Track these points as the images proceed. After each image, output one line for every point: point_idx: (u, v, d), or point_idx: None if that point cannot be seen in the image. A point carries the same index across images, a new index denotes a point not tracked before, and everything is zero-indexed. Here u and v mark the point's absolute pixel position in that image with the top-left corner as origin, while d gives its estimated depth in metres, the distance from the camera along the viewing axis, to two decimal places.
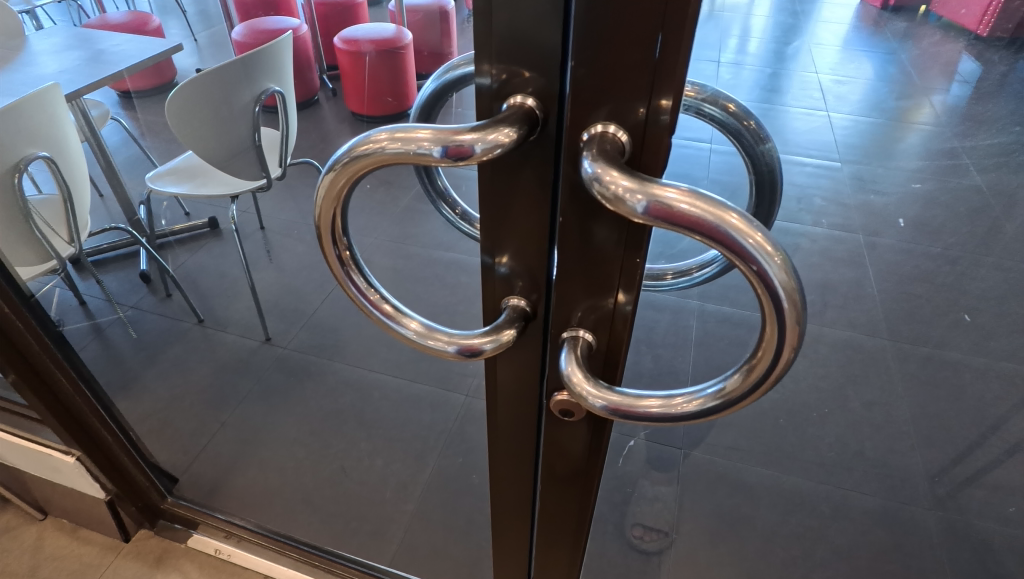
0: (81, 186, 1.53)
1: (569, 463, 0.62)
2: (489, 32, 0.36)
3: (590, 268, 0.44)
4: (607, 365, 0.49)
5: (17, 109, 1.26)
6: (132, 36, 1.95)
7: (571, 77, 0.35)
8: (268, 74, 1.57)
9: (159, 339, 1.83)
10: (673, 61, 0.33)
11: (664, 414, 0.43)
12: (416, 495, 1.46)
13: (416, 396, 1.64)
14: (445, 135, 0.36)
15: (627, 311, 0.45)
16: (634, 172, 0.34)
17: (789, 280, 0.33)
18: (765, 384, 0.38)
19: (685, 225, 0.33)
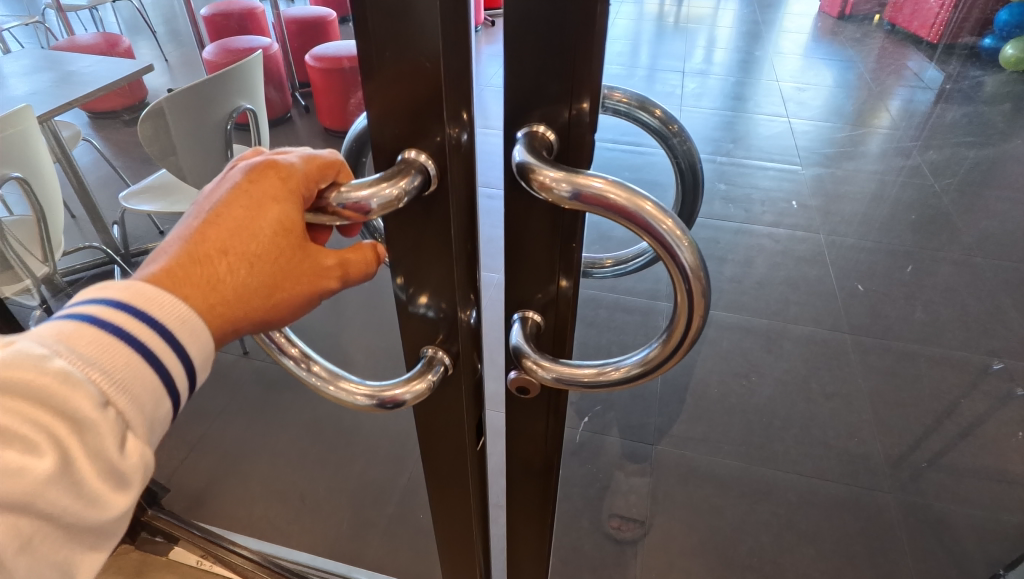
0: (56, 208, 1.53)
1: (534, 447, 0.66)
2: (384, 81, 0.40)
3: (536, 255, 0.49)
4: (556, 342, 0.54)
5: None
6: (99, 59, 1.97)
7: (505, 91, 0.40)
8: (239, 91, 1.59)
9: None
10: (588, 67, 0.38)
11: (596, 380, 0.48)
12: (397, 499, 1.48)
13: None
14: (345, 193, 0.39)
15: (570, 294, 0.51)
16: (558, 163, 0.39)
17: (695, 261, 0.38)
18: (682, 349, 0.43)
19: (609, 210, 0.38)
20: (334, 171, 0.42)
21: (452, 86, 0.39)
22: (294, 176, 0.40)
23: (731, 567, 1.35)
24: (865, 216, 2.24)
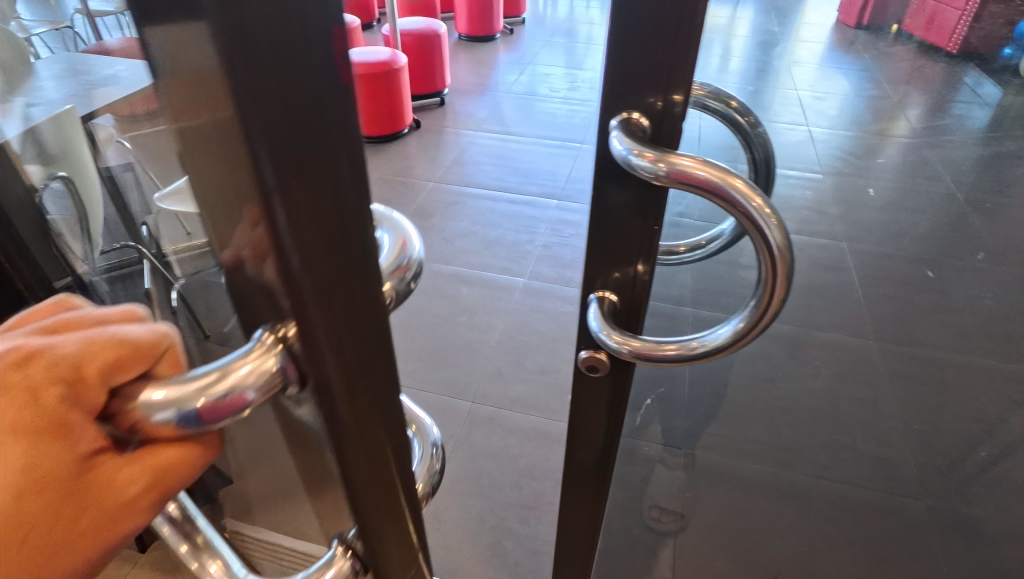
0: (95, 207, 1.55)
1: (596, 423, 0.70)
2: (217, 191, 0.24)
3: (621, 241, 0.53)
4: (631, 320, 0.59)
5: None
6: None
7: (606, 82, 0.45)
8: None
9: None
10: (683, 60, 0.43)
11: (681, 355, 0.55)
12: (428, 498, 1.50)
13: (424, 404, 1.72)
14: (184, 392, 0.25)
15: (646, 278, 0.56)
16: (656, 148, 0.45)
17: (782, 238, 0.45)
18: (766, 319, 0.50)
19: (701, 186, 0.45)
20: (150, 351, 0.26)
21: (339, 217, 0.24)
22: (65, 370, 0.24)
23: (762, 571, 1.35)
24: (885, 225, 2.25)
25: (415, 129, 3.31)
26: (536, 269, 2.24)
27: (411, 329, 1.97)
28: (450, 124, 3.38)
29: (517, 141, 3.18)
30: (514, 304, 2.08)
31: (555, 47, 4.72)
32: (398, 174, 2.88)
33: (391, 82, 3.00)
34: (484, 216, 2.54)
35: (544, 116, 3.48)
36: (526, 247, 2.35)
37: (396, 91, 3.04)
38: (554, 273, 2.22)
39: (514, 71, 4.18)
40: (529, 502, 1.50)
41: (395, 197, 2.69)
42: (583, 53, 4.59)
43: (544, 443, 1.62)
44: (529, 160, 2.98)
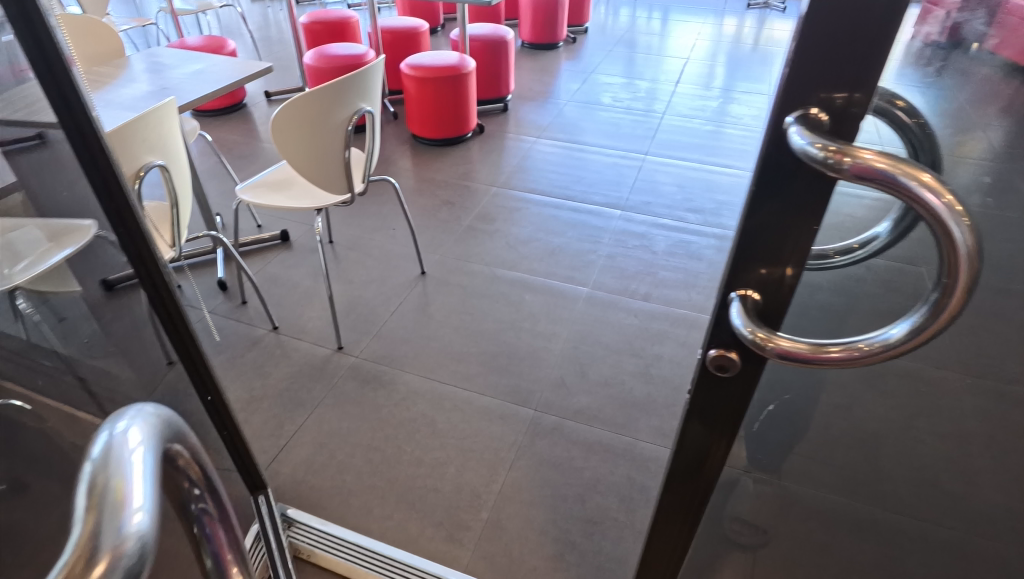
0: (186, 196, 1.59)
1: (721, 420, 0.75)
2: None
3: (776, 240, 0.55)
4: (775, 319, 0.59)
5: (140, 121, 1.32)
6: (186, 56, 2.17)
7: (786, 82, 0.48)
8: (360, 94, 1.60)
9: (237, 343, 1.96)
10: (871, 61, 0.45)
11: (845, 358, 0.52)
12: (490, 505, 1.48)
13: (486, 408, 1.72)
14: None
15: (792, 280, 0.57)
16: (840, 142, 0.46)
17: (973, 239, 0.43)
18: (943, 323, 0.47)
19: (882, 182, 0.44)
20: None
21: None
22: None
23: None
24: None
25: (477, 134, 3.31)
26: (599, 280, 2.21)
27: (474, 334, 1.97)
28: (513, 130, 3.38)
29: (582, 149, 3.16)
30: (576, 314, 2.05)
31: (618, 58, 4.67)
32: (460, 178, 2.89)
33: (458, 86, 3.02)
34: (547, 223, 2.53)
35: (608, 126, 3.44)
36: (589, 257, 2.32)
37: (462, 95, 3.05)
38: (618, 284, 2.19)
39: (575, 80, 4.16)
40: (592, 517, 1.46)
41: (458, 200, 2.69)
42: (646, 64, 4.54)
43: (608, 457, 1.59)
44: (593, 170, 2.95)
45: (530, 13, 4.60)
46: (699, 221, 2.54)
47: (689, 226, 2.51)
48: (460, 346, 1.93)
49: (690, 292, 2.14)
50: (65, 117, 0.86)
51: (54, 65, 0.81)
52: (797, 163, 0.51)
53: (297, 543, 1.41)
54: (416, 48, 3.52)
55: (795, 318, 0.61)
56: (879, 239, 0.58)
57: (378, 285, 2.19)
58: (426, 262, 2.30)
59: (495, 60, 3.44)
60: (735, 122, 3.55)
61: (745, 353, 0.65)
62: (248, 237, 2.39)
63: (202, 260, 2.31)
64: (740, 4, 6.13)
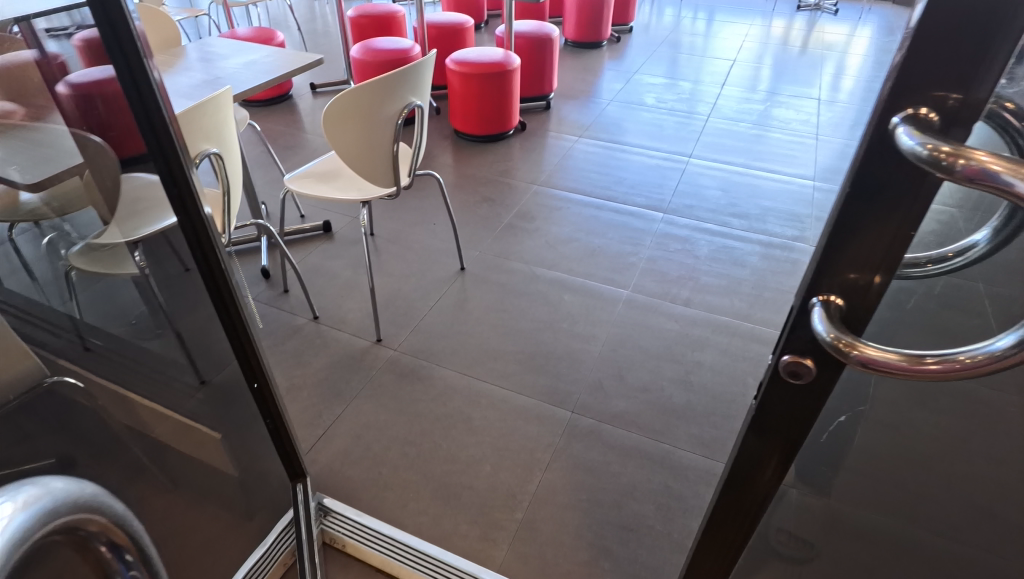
0: (237, 184, 1.61)
1: (786, 427, 0.74)
2: None
3: (868, 243, 0.54)
4: (859, 326, 0.58)
5: (198, 109, 1.35)
6: (240, 47, 2.20)
7: (893, 82, 0.47)
8: (411, 89, 1.61)
9: (277, 331, 1.99)
10: (991, 58, 0.43)
11: (943, 372, 0.49)
12: (524, 506, 1.47)
13: (523, 408, 1.71)
14: None
15: (880, 287, 0.56)
16: (953, 143, 0.44)
17: None
18: None
19: (995, 183, 0.41)
20: None
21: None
22: None
23: None
24: None
25: (519, 132, 3.30)
26: (640, 282, 2.17)
27: (512, 332, 1.96)
28: (555, 128, 3.36)
29: (624, 149, 3.12)
30: (616, 316, 2.02)
31: (661, 59, 4.61)
32: (501, 175, 2.88)
33: (502, 82, 3.01)
34: (588, 224, 2.50)
35: (651, 127, 3.39)
36: (630, 259, 2.29)
37: (506, 91, 3.04)
38: (659, 287, 2.15)
39: (618, 79, 4.12)
40: (627, 524, 1.44)
41: (498, 197, 2.69)
42: (691, 65, 4.46)
43: (645, 464, 1.56)
44: (635, 171, 2.91)
45: (575, 10, 4.56)
46: (744, 227, 2.49)
47: (732, 232, 2.45)
48: (498, 344, 1.92)
49: (733, 299, 2.09)
50: (138, 108, 0.90)
51: (128, 53, 0.85)
52: (899, 164, 0.49)
53: (331, 532, 1.41)
54: (461, 44, 3.53)
55: (880, 327, 0.59)
56: (977, 247, 0.54)
57: (417, 279, 2.20)
58: (465, 259, 2.29)
59: (539, 58, 3.42)
60: (782, 126, 3.47)
61: (821, 360, 0.64)
62: (291, 227, 2.42)
63: (247, 247, 2.35)
64: (788, 6, 5.98)
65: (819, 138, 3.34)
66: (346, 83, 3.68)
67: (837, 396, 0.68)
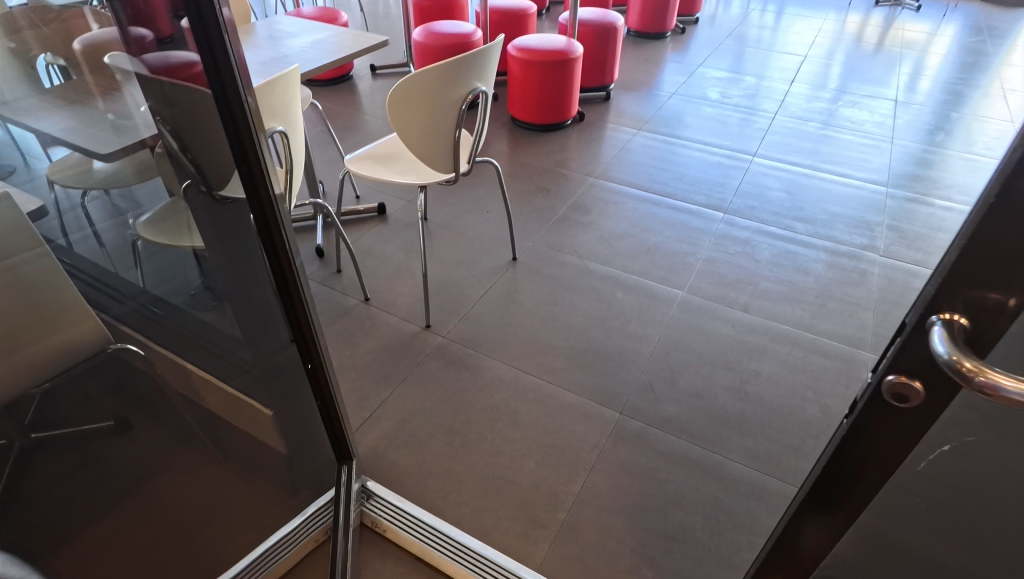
0: (299, 163, 1.62)
1: (870, 458, 0.69)
2: None
3: (1007, 258, 0.51)
4: (984, 349, 0.55)
5: (269, 87, 1.35)
6: (306, 26, 2.22)
7: None
8: (478, 74, 1.58)
9: (329, 310, 2.00)
10: None
11: None
12: (567, 506, 1.44)
13: (570, 405, 1.67)
14: None
15: (1015, 310, 0.52)
16: None
17: None
18: None
19: None
20: None
21: None
22: None
23: None
24: None
25: (577, 122, 3.24)
26: (696, 284, 2.10)
27: (562, 327, 1.93)
28: (614, 120, 3.28)
29: (685, 145, 3.03)
30: (670, 317, 1.96)
31: (726, 52, 4.45)
32: (556, 165, 2.83)
33: (564, 70, 2.95)
34: (644, 220, 2.43)
35: (714, 122, 3.28)
36: (687, 259, 2.22)
37: (567, 80, 2.98)
38: (716, 290, 2.08)
39: (681, 72, 4.00)
40: (672, 534, 1.39)
41: (553, 188, 2.64)
42: (757, 59, 4.30)
43: (694, 473, 1.51)
44: (695, 167, 2.82)
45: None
46: (810, 231, 2.38)
47: (796, 236, 2.35)
48: (547, 338, 1.89)
49: (794, 307, 2.00)
50: (216, 82, 0.90)
51: (209, 25, 0.85)
52: None
53: (372, 515, 1.43)
54: (522, 30, 3.48)
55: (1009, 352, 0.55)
56: None
57: (468, 267, 2.18)
58: (518, 249, 2.26)
59: (601, 47, 3.35)
60: (854, 127, 3.31)
61: (931, 384, 0.60)
62: (346, 208, 2.44)
63: (302, 226, 2.38)
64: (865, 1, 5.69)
65: (894, 141, 3.17)
66: (406, 66, 3.68)
67: (943, 425, 0.63)
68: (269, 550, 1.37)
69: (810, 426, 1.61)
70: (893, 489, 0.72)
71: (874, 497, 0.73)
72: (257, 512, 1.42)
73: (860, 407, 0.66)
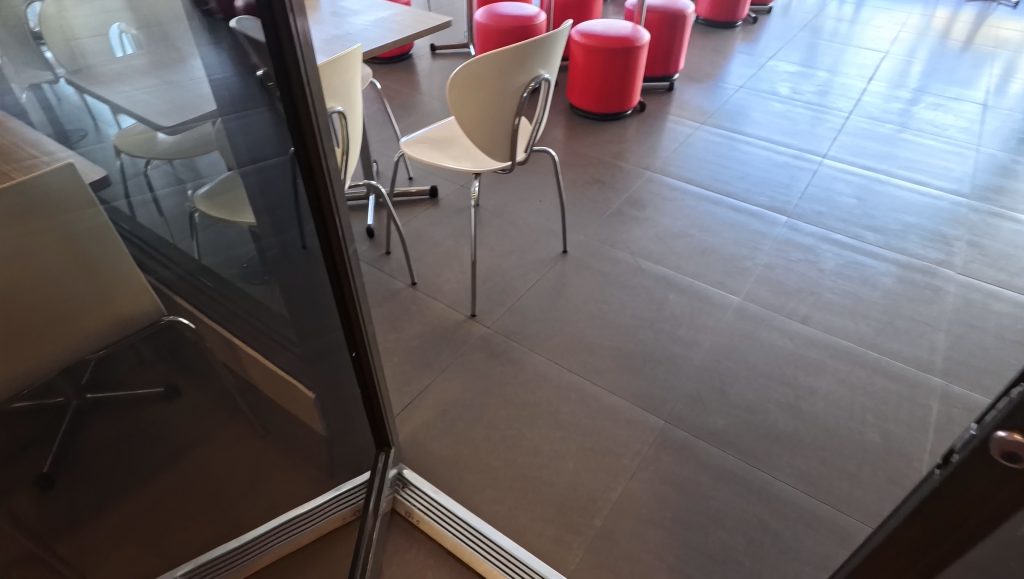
0: (354, 145, 1.59)
1: (959, 516, 0.63)
2: None
3: None
4: None
5: (330, 65, 1.32)
6: (370, 3, 2.19)
7: None
8: (542, 62, 1.52)
9: (376, 291, 2.00)
10: None
11: None
12: (604, 513, 1.40)
13: (613, 408, 1.63)
14: None
15: None
16: None
17: None
18: None
19: None
20: None
21: None
22: None
23: None
24: None
25: (638, 113, 3.14)
26: (754, 291, 2.01)
27: (610, 326, 1.87)
28: (676, 112, 3.16)
29: (750, 141, 2.90)
30: (724, 323, 1.88)
31: (799, 45, 4.23)
32: (614, 157, 2.75)
33: (628, 58, 2.85)
34: (703, 219, 2.34)
35: (782, 119, 3.12)
36: (745, 263, 2.12)
37: (631, 69, 2.88)
38: (775, 298, 1.98)
39: (749, 64, 3.83)
40: (713, 553, 1.34)
41: (609, 180, 2.57)
42: (832, 54, 4.07)
43: (739, 492, 1.44)
44: (759, 166, 2.69)
45: None
46: (880, 242, 2.24)
47: (865, 246, 2.22)
48: (594, 336, 1.84)
49: (859, 322, 1.89)
50: (278, 63, 0.89)
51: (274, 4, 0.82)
52: None
53: (406, 504, 1.42)
54: (587, 14, 3.38)
55: None
56: None
57: (517, 257, 2.15)
58: (569, 242, 2.21)
59: (668, 35, 3.22)
60: (935, 131, 3.09)
61: None
62: (399, 189, 2.43)
63: (354, 205, 2.38)
64: None
65: (979, 148, 2.95)
66: (466, 47, 3.64)
67: None
68: (301, 518, 1.43)
69: (869, 452, 1.52)
70: (982, 553, 0.65)
71: (958, 557, 0.66)
72: (291, 492, 1.45)
73: (957, 461, 0.60)
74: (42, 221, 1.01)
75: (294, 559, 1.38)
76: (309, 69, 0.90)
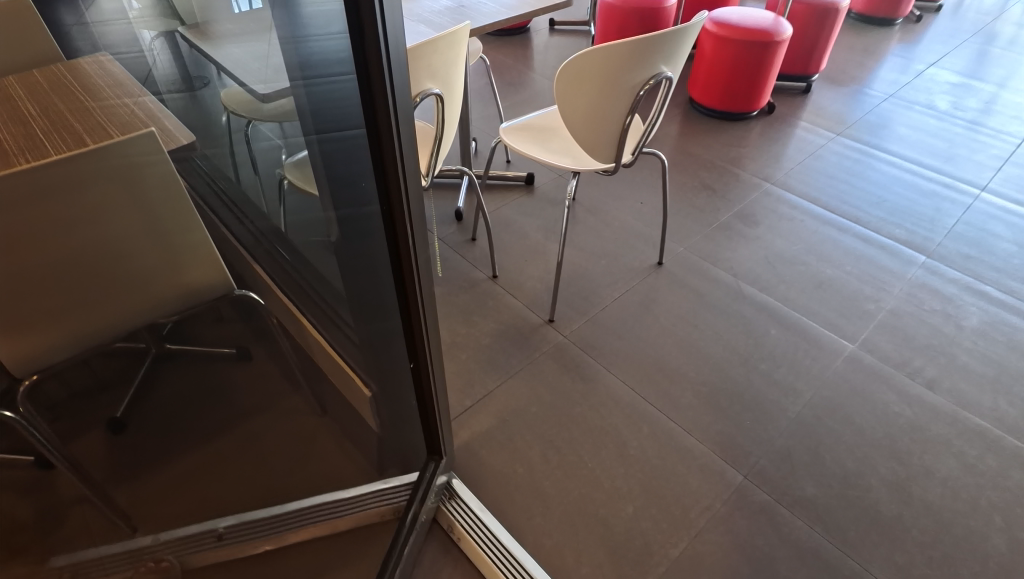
0: (450, 128, 1.50)
1: None
2: None
3: None
4: None
5: (432, 45, 1.22)
6: None
7: None
8: (666, 57, 1.35)
9: (455, 279, 1.93)
10: None
11: None
12: (660, 570, 1.27)
13: (688, 451, 1.47)
14: None
15: None
16: None
17: None
18: None
19: None
20: None
21: None
22: None
23: None
24: None
25: (765, 114, 2.85)
26: (872, 339, 1.76)
27: (698, 355, 1.70)
28: (808, 118, 2.85)
29: (893, 161, 2.55)
30: (831, 373, 1.66)
31: (968, 50, 3.69)
32: (730, 162, 2.51)
33: (764, 53, 2.56)
34: (822, 246, 2.08)
35: (934, 138, 2.73)
36: (866, 305, 1.86)
37: (764, 65, 2.60)
38: (897, 352, 1.72)
39: (903, 70, 3.38)
40: None
41: (721, 187, 2.34)
42: (1008, 65, 3.52)
43: (819, 577, 1.26)
44: (898, 191, 2.36)
45: None
46: None
47: (1020, 305, 1.88)
48: (678, 364, 1.67)
49: (999, 397, 1.60)
50: (357, 44, 0.77)
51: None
52: None
53: (449, 517, 1.36)
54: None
55: None
56: None
57: (607, 262, 2.00)
58: (666, 252, 2.03)
59: (814, 31, 2.88)
60: None
61: None
62: (494, 172, 2.33)
63: (447, 183, 2.31)
64: None
65: None
66: (587, 25, 3.45)
67: None
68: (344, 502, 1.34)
69: (989, 560, 1.28)
70: None
71: None
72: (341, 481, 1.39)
73: None
74: (106, 178, 0.95)
75: (342, 538, 1.30)
76: (390, 55, 0.78)
